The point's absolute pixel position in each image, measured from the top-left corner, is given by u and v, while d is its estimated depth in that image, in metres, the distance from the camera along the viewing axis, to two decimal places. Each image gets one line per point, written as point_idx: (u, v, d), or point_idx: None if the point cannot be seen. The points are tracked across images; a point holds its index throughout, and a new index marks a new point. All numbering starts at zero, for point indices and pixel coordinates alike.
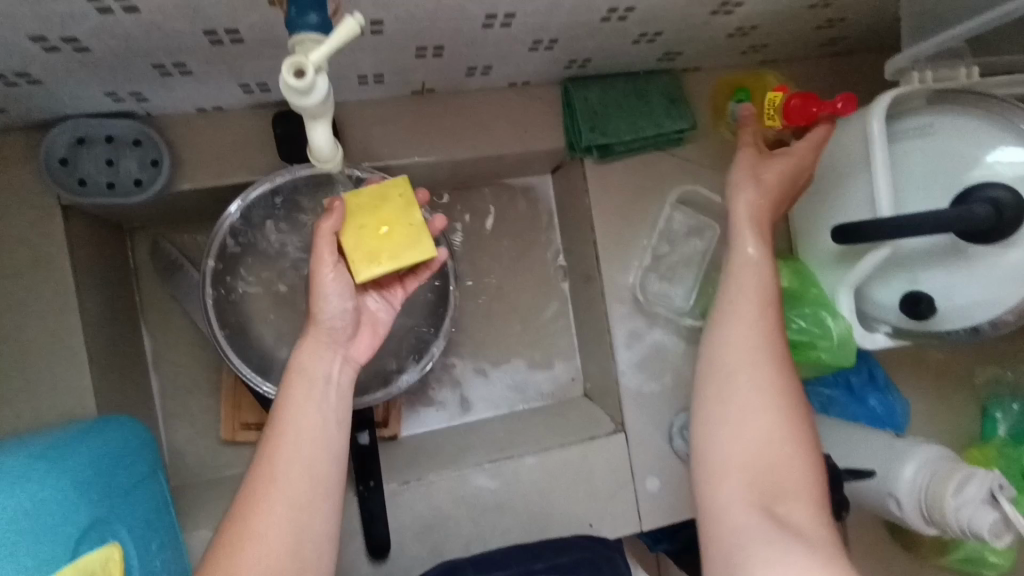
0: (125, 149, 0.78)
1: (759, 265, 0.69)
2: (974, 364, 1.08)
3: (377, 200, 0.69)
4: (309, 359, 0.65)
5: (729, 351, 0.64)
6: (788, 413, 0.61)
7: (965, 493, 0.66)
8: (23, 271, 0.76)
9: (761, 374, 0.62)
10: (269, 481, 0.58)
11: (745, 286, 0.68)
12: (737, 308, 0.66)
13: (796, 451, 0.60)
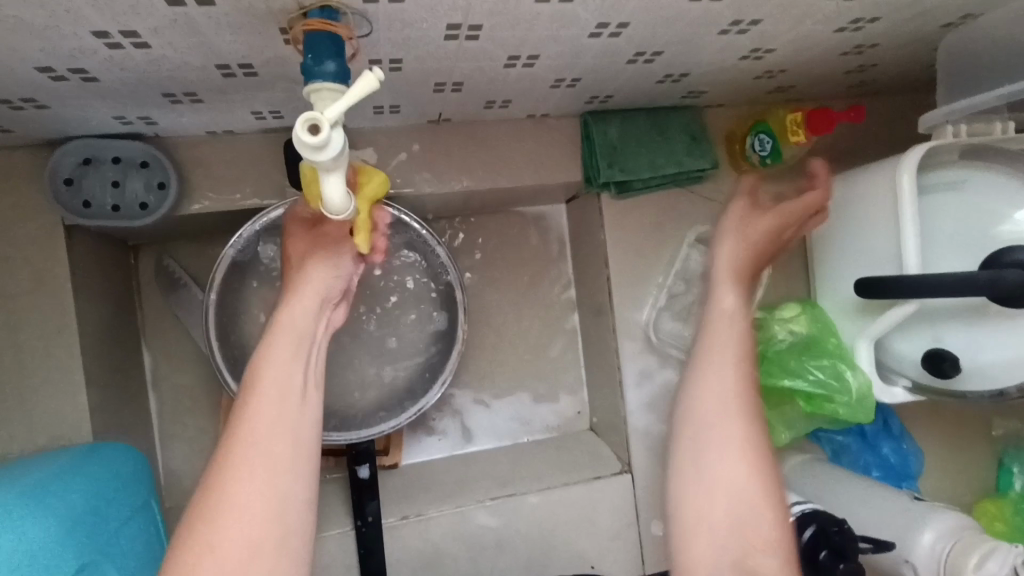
0: (132, 171, 0.76)
1: (734, 315, 0.70)
2: (991, 414, 1.06)
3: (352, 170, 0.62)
4: (296, 311, 0.61)
5: (699, 401, 0.65)
6: (753, 466, 0.61)
7: (986, 568, 0.64)
8: (24, 294, 0.74)
9: (739, 428, 0.63)
10: (245, 435, 0.53)
11: (723, 338, 0.68)
12: (713, 360, 0.67)
13: (762, 505, 0.60)
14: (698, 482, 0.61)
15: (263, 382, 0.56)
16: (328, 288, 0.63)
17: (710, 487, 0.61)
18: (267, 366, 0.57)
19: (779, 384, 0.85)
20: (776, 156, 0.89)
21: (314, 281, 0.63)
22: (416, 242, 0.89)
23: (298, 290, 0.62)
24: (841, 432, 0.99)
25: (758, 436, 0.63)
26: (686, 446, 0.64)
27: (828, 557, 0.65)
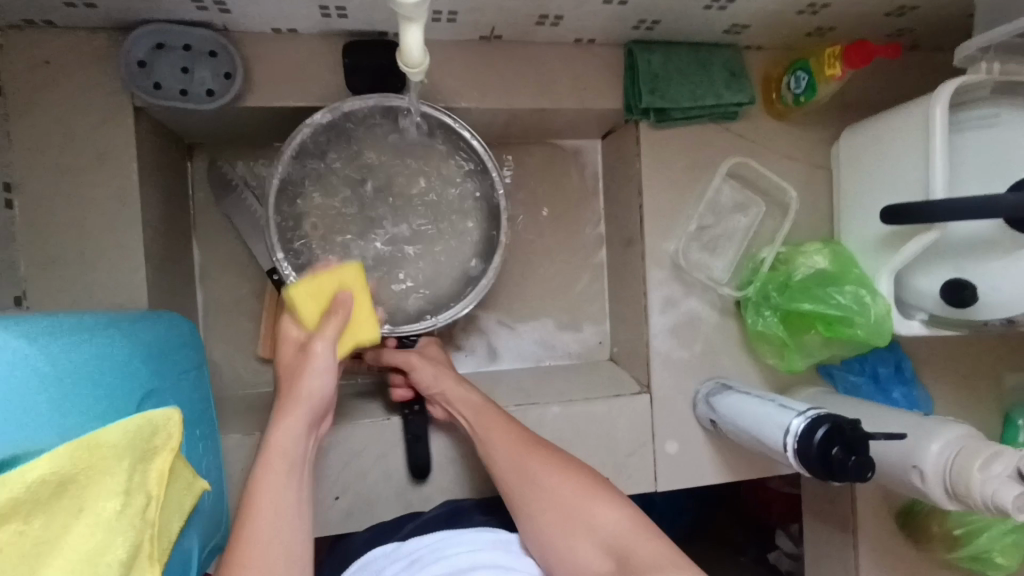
0: (201, 59, 0.80)
1: (474, 404, 0.84)
2: (1003, 368, 1.09)
3: (326, 287, 0.79)
4: (284, 434, 0.70)
5: (496, 467, 0.79)
6: (541, 460, 0.77)
7: (992, 468, 0.68)
8: (93, 166, 0.78)
9: (533, 466, 0.77)
10: (245, 550, 0.61)
11: (482, 418, 0.83)
12: (488, 434, 0.82)
13: (584, 482, 0.75)
14: (524, 516, 0.75)
15: (258, 502, 0.64)
16: (313, 401, 0.73)
17: (556, 537, 0.71)
18: (264, 473, 0.66)
19: (800, 308, 0.89)
20: (810, 93, 0.91)
21: (300, 396, 0.73)
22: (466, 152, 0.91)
23: (287, 407, 0.72)
24: (855, 372, 1.02)
25: (556, 469, 0.76)
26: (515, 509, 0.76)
27: (841, 451, 0.69)
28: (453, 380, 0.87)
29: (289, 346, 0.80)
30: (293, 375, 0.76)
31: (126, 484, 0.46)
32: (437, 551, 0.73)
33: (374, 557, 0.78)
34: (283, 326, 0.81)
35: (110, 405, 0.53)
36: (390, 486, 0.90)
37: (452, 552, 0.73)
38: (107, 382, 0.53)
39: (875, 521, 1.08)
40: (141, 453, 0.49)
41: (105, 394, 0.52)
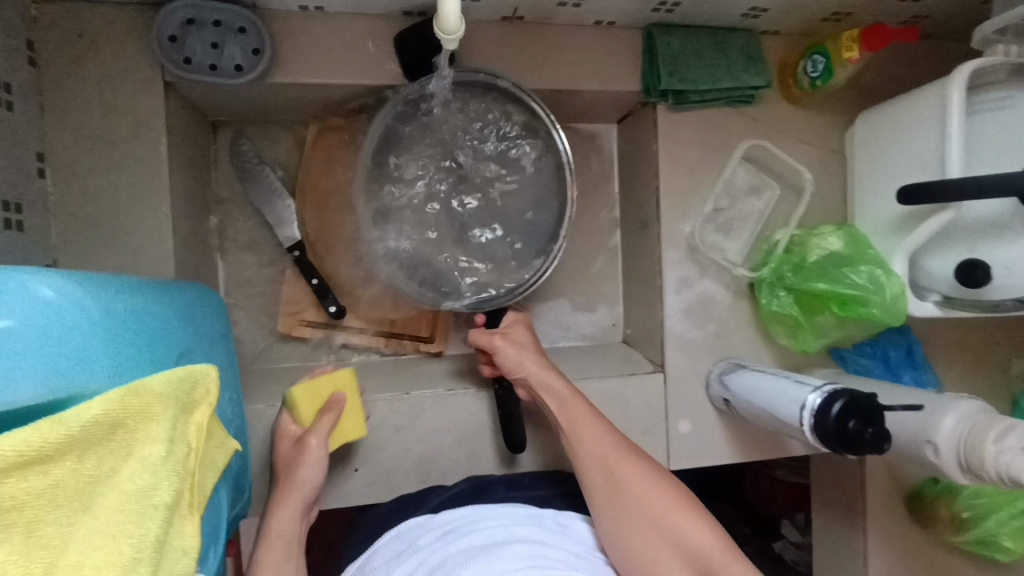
0: (230, 35, 0.81)
1: (565, 395, 0.84)
2: (1011, 355, 1.10)
3: (324, 386, 0.84)
4: (282, 518, 0.78)
5: (586, 462, 0.80)
6: (629, 461, 0.78)
7: (1005, 441, 0.68)
8: (123, 138, 0.80)
9: (620, 468, 0.78)
10: None
11: (573, 410, 0.82)
12: (578, 433, 0.81)
13: (668, 489, 0.76)
14: (608, 517, 0.76)
15: None
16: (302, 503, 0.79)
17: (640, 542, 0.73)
18: None
19: (815, 287, 0.91)
20: (826, 76, 0.92)
21: (287, 501, 0.79)
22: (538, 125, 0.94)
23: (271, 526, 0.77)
24: (866, 356, 1.02)
25: (643, 473, 0.77)
26: (598, 506, 0.78)
27: (857, 424, 0.71)
28: (538, 360, 0.87)
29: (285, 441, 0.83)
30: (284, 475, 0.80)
31: (170, 431, 0.47)
32: (472, 522, 0.76)
33: (407, 529, 0.78)
34: (280, 423, 0.84)
35: (149, 361, 0.54)
36: (407, 459, 0.91)
37: (487, 525, 0.75)
38: (146, 339, 0.54)
39: (883, 505, 1.10)
40: (182, 405, 0.50)
41: (146, 350, 0.54)
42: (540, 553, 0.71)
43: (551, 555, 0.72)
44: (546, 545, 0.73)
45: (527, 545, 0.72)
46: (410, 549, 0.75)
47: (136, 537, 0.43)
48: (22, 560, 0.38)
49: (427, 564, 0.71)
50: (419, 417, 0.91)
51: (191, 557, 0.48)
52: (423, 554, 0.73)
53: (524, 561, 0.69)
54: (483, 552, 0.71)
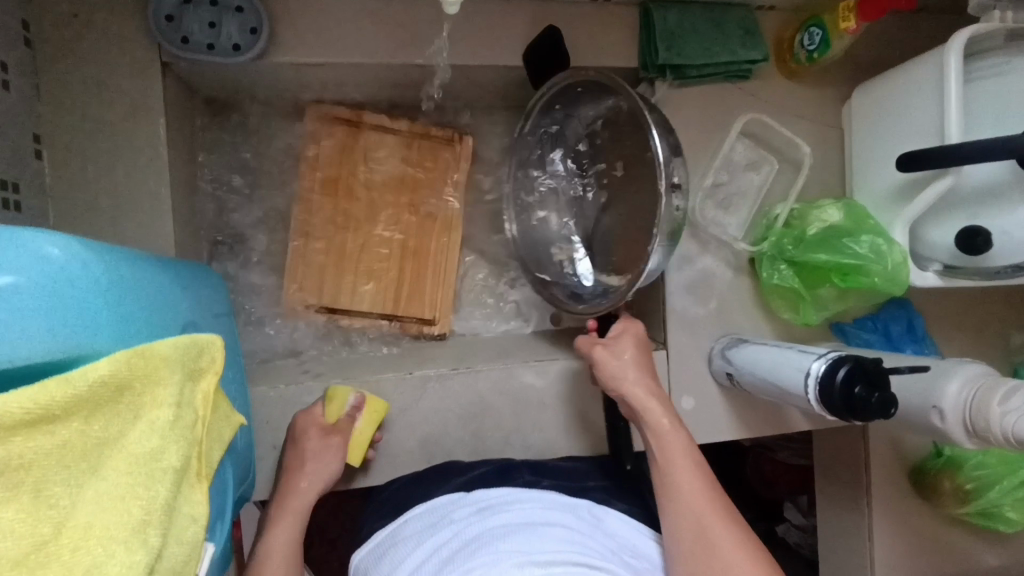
0: (227, 14, 0.81)
1: (667, 435, 0.75)
2: (1010, 327, 1.10)
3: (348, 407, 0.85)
4: (298, 496, 0.78)
5: (675, 511, 0.71)
6: (722, 517, 0.69)
7: (1011, 402, 0.68)
8: (120, 117, 0.79)
9: (709, 521, 0.68)
10: None
11: (671, 451, 0.74)
12: (669, 474, 0.73)
13: (753, 554, 0.66)
14: None
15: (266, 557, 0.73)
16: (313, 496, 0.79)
17: None
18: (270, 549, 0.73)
19: (817, 258, 0.91)
20: (824, 48, 0.92)
21: (297, 492, 0.78)
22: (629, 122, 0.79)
23: (278, 516, 0.76)
24: (868, 330, 1.03)
25: (730, 528, 0.68)
26: (678, 559, 0.69)
27: (863, 390, 0.70)
28: (643, 385, 0.79)
29: (303, 431, 0.81)
30: (300, 465, 0.80)
31: (178, 396, 0.47)
32: (508, 502, 0.75)
33: (441, 504, 0.77)
34: (306, 413, 0.83)
35: (153, 331, 0.53)
36: (411, 441, 0.91)
37: (522, 506, 0.74)
38: (150, 308, 0.54)
39: (887, 480, 1.10)
40: (188, 372, 0.50)
41: (151, 321, 0.54)
42: (578, 540, 0.69)
43: (588, 544, 0.70)
44: (584, 535, 0.71)
45: (565, 530, 0.70)
46: (443, 522, 0.73)
47: (145, 499, 0.42)
48: (30, 521, 0.38)
49: (462, 536, 0.70)
50: (422, 398, 0.90)
51: (200, 524, 0.48)
52: (457, 527, 0.71)
53: (562, 541, 0.68)
54: (520, 529, 0.69)
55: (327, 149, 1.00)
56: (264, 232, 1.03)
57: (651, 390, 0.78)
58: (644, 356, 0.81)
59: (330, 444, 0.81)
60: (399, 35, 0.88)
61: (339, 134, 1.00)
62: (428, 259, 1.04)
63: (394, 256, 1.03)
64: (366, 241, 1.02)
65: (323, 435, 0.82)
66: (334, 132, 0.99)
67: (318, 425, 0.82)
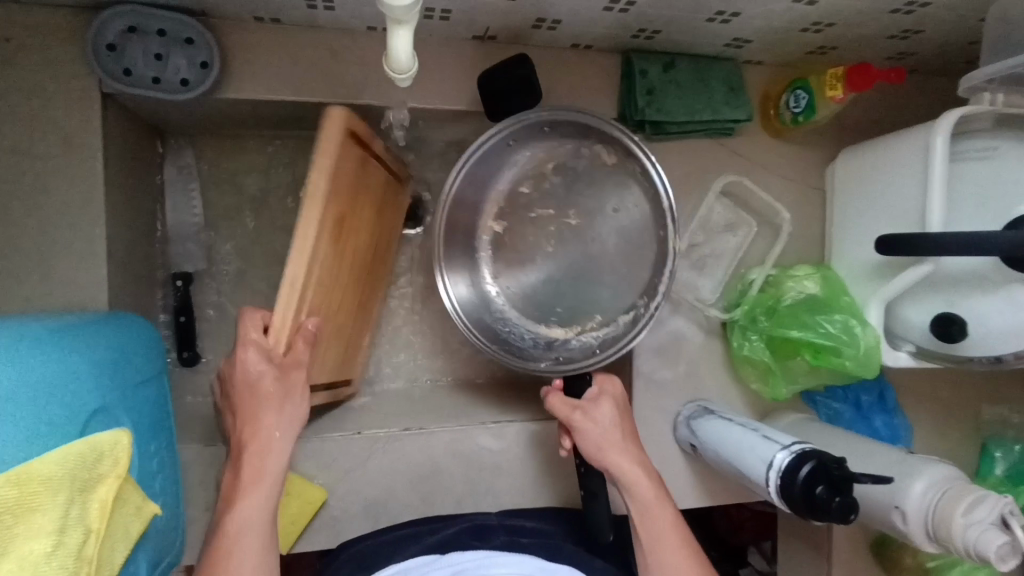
0: (175, 46, 0.74)
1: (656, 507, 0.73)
2: (981, 400, 1.08)
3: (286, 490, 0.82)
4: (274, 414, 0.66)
5: None
6: None
7: (974, 514, 0.65)
8: (53, 150, 0.72)
9: None
10: None
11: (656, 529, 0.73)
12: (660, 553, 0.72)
13: None
14: None
15: (234, 522, 0.63)
16: (280, 450, 0.67)
17: None
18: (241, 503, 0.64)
19: (788, 334, 0.87)
20: (809, 112, 0.89)
21: (260, 478, 0.65)
22: (624, 152, 0.81)
23: (247, 486, 0.65)
24: (837, 399, 0.99)
25: None
26: None
27: (824, 491, 0.66)
28: (624, 451, 0.74)
29: (256, 375, 0.66)
30: (269, 415, 0.66)
31: (61, 520, 0.41)
32: (484, 566, 0.68)
33: (412, 565, 0.71)
34: (241, 355, 0.65)
35: (35, 429, 0.47)
36: (356, 504, 0.85)
37: (500, 570, 0.67)
38: (33, 398, 0.48)
39: (852, 550, 1.06)
40: (79, 486, 0.44)
41: (32, 409, 0.48)
42: None
43: None
44: None
45: None
46: None
47: None
48: None
49: None
50: (370, 458, 0.85)
51: None
52: None
53: None
54: None
55: (336, 176, 0.67)
56: (214, 266, 0.97)
57: (637, 460, 0.75)
58: (626, 417, 0.78)
59: (287, 383, 0.67)
60: (363, 73, 0.82)
61: (349, 159, 0.71)
62: (380, 288, 0.98)
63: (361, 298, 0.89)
64: (337, 293, 0.79)
65: (267, 358, 0.66)
66: (344, 153, 0.69)
67: (261, 334, 0.65)
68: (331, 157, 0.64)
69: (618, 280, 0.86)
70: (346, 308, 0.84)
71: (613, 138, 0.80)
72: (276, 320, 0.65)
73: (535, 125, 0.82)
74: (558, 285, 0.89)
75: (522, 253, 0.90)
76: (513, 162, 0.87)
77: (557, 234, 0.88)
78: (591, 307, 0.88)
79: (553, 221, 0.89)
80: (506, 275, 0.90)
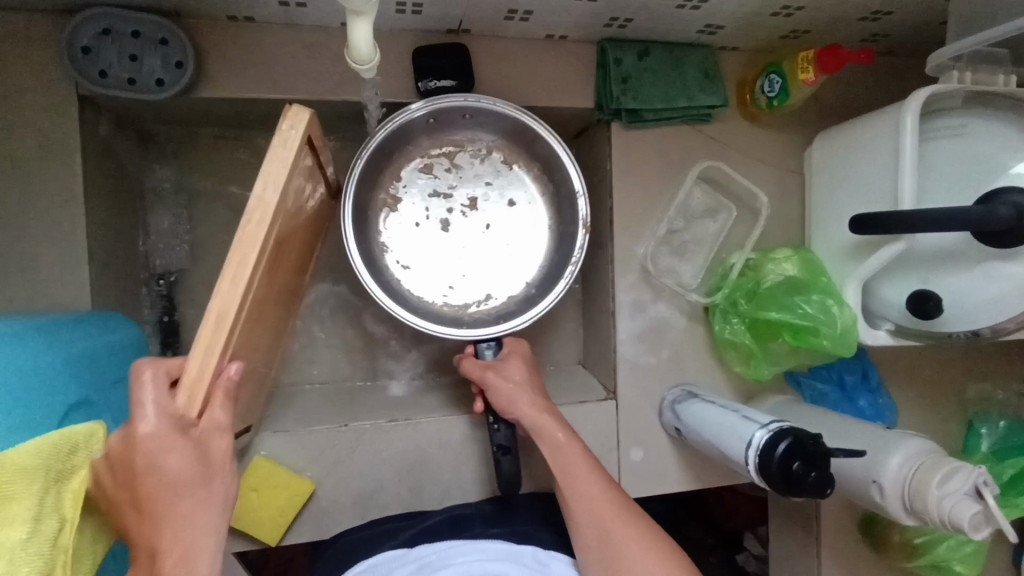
0: (150, 47, 0.75)
1: (565, 444, 0.75)
2: (965, 378, 1.09)
3: (272, 484, 0.83)
4: (196, 503, 0.49)
5: (581, 506, 0.72)
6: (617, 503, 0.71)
7: (949, 485, 0.67)
8: (32, 153, 0.73)
9: (614, 524, 0.69)
10: None
11: (570, 465, 0.73)
12: (573, 482, 0.73)
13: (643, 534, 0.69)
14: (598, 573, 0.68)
15: None
16: (207, 548, 0.49)
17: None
18: None
19: (768, 316, 0.88)
20: (783, 97, 0.90)
21: None
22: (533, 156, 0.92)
23: None
24: (822, 380, 1.00)
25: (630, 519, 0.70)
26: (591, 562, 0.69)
27: (801, 467, 0.67)
28: (532, 402, 0.76)
29: (160, 450, 0.48)
30: (196, 506, 0.50)
31: (36, 511, 0.42)
32: (449, 557, 0.71)
33: (383, 560, 0.74)
34: (138, 425, 0.48)
35: (14, 422, 0.48)
36: (344, 496, 0.86)
37: (464, 560, 0.70)
38: (8, 397, 0.49)
39: (840, 531, 1.07)
40: (53, 475, 0.44)
41: (1, 407, 0.48)
42: None
43: None
44: None
45: None
46: None
47: None
48: None
49: None
50: (357, 450, 0.86)
51: None
52: None
53: None
54: None
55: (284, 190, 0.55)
56: (198, 265, 0.97)
57: (542, 406, 0.76)
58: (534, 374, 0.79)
59: (208, 459, 0.51)
60: (338, 69, 0.83)
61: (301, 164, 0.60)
62: (299, 292, 0.90)
63: (278, 317, 0.79)
64: (252, 334, 0.65)
65: (177, 428, 0.50)
66: (299, 158, 0.58)
67: (164, 393, 0.50)
68: (285, 165, 0.52)
69: (513, 261, 0.92)
70: (266, 331, 0.73)
71: (522, 132, 0.86)
72: (193, 367, 0.50)
73: (461, 110, 0.84)
74: (449, 255, 0.91)
75: (417, 229, 0.91)
76: (414, 137, 0.89)
77: (451, 215, 0.92)
78: (480, 283, 0.91)
79: (448, 203, 0.92)
80: (400, 246, 0.90)
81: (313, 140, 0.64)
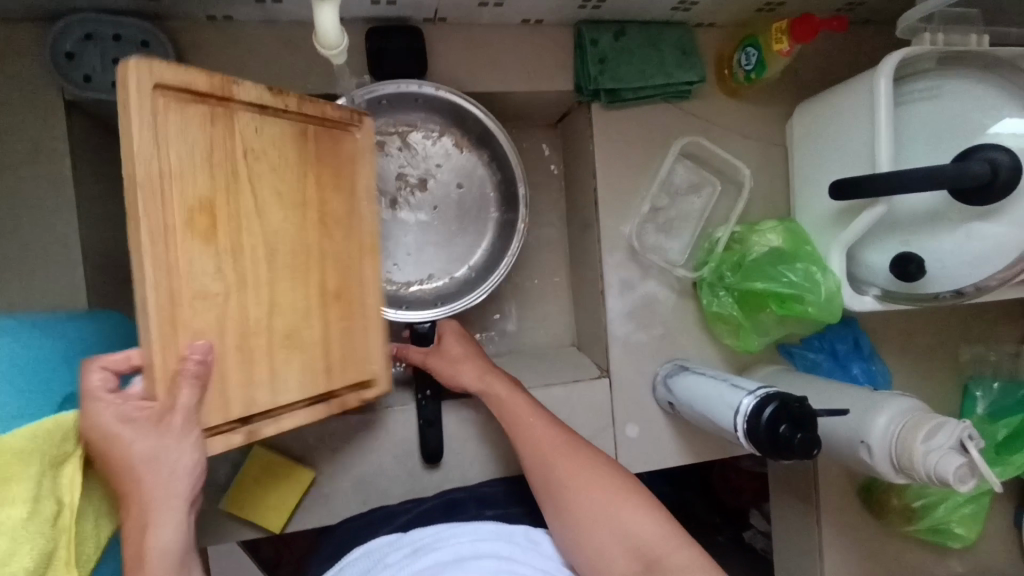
0: (132, 50, 0.76)
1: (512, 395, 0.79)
2: (959, 342, 1.09)
3: (271, 473, 0.85)
4: (164, 478, 0.54)
5: (535, 444, 0.75)
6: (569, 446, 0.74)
7: (934, 440, 0.67)
8: (22, 160, 0.75)
9: (562, 464, 0.73)
10: None
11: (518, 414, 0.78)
12: (521, 429, 0.77)
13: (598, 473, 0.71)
14: (559, 521, 0.70)
15: None
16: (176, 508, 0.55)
17: (584, 526, 0.68)
18: None
19: (753, 286, 0.89)
20: (760, 69, 0.90)
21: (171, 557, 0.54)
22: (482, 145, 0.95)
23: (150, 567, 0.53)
24: (814, 350, 1.01)
25: (587, 460, 0.73)
26: (542, 496, 0.73)
27: (787, 429, 0.68)
28: (473, 367, 0.82)
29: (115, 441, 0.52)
30: (152, 490, 0.54)
31: (35, 490, 0.48)
32: (441, 540, 0.72)
33: (377, 546, 0.76)
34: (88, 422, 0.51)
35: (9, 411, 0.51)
36: (344, 483, 0.88)
37: (454, 541, 0.71)
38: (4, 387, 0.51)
39: (841, 499, 1.08)
40: (50, 461, 0.50)
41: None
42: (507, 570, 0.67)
43: (519, 571, 0.67)
44: (514, 561, 0.69)
45: (494, 561, 0.68)
46: (377, 568, 0.72)
47: None
48: None
49: None
50: (355, 437, 0.88)
51: None
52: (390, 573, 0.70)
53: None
54: (447, 567, 0.67)
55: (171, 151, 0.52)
56: None
57: (482, 368, 0.82)
58: (471, 344, 0.85)
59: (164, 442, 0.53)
60: (318, 63, 0.84)
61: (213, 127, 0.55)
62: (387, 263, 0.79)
63: (328, 291, 0.68)
64: (255, 311, 0.59)
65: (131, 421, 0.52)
66: (206, 120, 0.54)
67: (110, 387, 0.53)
68: (143, 117, 0.49)
69: (454, 243, 0.97)
70: (301, 302, 0.65)
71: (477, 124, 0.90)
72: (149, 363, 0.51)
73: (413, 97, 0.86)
74: (394, 235, 0.94)
75: None
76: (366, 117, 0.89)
77: (398, 194, 0.94)
78: (423, 263, 0.95)
79: (396, 183, 0.94)
80: None
81: (271, 98, 0.59)
